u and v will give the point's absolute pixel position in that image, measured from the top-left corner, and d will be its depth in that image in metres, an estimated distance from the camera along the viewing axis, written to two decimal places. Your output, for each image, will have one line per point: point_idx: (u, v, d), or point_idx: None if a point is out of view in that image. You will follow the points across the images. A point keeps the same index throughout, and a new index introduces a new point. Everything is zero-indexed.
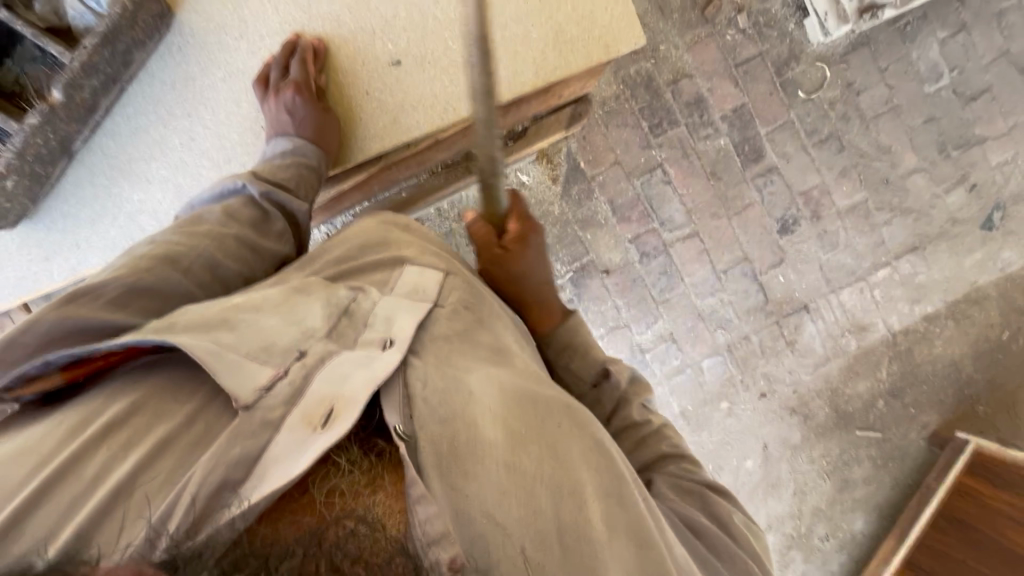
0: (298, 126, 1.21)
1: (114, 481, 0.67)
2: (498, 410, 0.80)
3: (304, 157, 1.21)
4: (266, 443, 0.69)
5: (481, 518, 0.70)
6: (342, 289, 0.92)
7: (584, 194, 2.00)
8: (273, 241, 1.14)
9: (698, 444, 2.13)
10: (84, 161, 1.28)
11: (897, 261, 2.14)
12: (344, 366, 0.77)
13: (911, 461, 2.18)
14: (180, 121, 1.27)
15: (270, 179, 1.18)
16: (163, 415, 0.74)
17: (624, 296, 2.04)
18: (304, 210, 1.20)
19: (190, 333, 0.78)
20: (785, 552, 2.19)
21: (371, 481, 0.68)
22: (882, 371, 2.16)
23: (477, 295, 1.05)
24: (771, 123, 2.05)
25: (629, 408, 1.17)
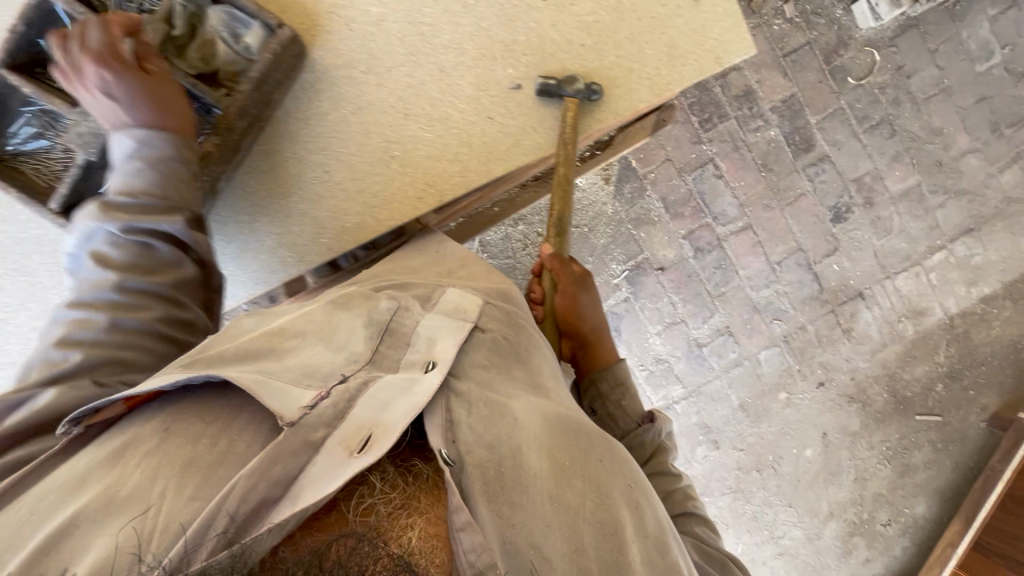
0: (131, 107, 0.95)
1: (144, 502, 0.64)
2: (545, 439, 0.82)
3: (160, 151, 0.96)
4: (305, 464, 0.68)
5: (527, 550, 0.71)
6: (381, 303, 0.93)
7: (636, 192, 2.01)
8: (170, 275, 0.96)
9: (758, 436, 2.14)
10: (222, 200, 1.18)
11: (953, 244, 2.12)
12: (387, 390, 0.77)
13: (971, 443, 2.17)
14: (315, 156, 1.17)
15: (129, 200, 0.94)
16: (191, 439, 0.71)
17: (679, 292, 2.05)
18: (180, 222, 0.97)
19: (237, 364, 0.80)
20: (848, 539, 2.19)
21: (405, 500, 0.69)
22: (939, 355, 2.15)
23: (516, 327, 1.06)
24: (820, 112, 2.04)
25: (664, 455, 1.27)
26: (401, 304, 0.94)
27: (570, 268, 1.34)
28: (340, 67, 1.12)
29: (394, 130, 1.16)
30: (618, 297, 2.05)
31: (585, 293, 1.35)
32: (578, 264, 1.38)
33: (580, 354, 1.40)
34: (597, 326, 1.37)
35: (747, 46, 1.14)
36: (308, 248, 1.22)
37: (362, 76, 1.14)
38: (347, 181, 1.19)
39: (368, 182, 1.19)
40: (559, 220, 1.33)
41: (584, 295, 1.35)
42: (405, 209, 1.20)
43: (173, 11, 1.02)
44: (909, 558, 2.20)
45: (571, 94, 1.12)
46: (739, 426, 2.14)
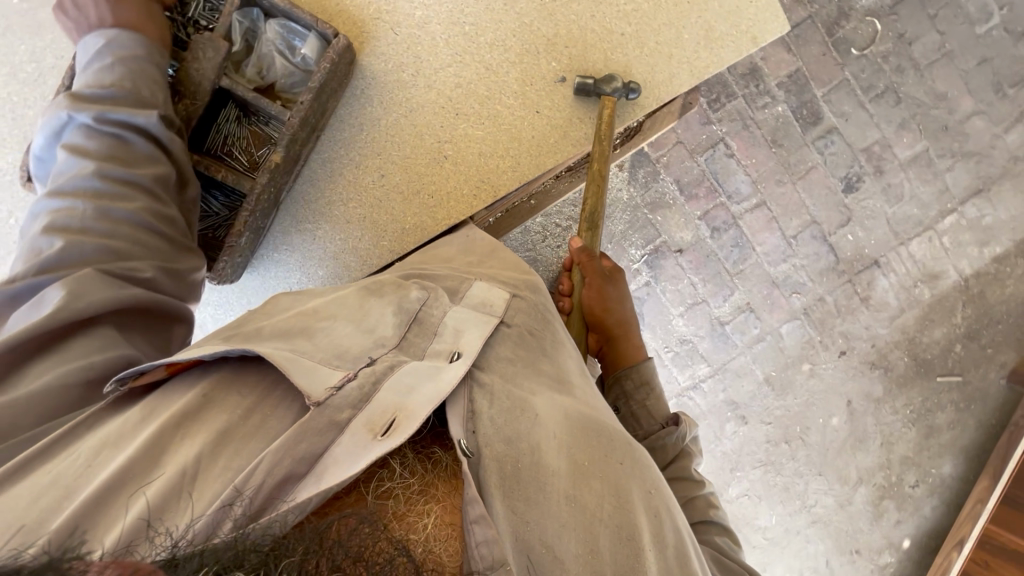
0: (115, 11, 1.09)
1: (181, 467, 0.64)
2: (564, 438, 0.83)
3: (131, 49, 1.08)
4: (329, 444, 0.67)
5: (540, 547, 0.73)
6: (411, 293, 0.92)
7: (650, 176, 2.04)
8: (147, 167, 1.04)
9: (784, 409, 2.18)
10: (288, 210, 1.36)
11: (963, 206, 2.14)
12: (412, 376, 0.76)
13: (993, 401, 2.21)
14: (371, 161, 1.36)
15: (98, 91, 1.03)
16: (229, 409, 0.71)
17: (698, 273, 2.08)
18: (154, 119, 1.05)
19: (272, 341, 0.79)
20: (878, 503, 2.24)
21: (423, 487, 0.71)
22: (956, 317, 2.19)
23: (542, 319, 1.05)
24: (826, 84, 2.06)
25: (686, 461, 1.19)
26: (429, 294, 0.93)
27: (599, 261, 1.34)
28: (389, 72, 1.33)
29: (446, 131, 1.36)
30: (639, 282, 2.08)
31: (613, 288, 1.36)
32: (608, 260, 1.39)
33: (605, 348, 1.38)
34: (624, 322, 1.36)
35: (782, 24, 1.34)
36: (367, 248, 1.38)
37: (412, 82, 1.34)
38: (406, 183, 1.37)
39: (428, 182, 1.37)
40: (594, 215, 1.33)
41: (614, 290, 1.36)
42: (461, 204, 1.38)
43: (233, 31, 1.21)
44: (938, 517, 2.24)
45: (609, 92, 1.30)
46: (765, 400, 2.17)
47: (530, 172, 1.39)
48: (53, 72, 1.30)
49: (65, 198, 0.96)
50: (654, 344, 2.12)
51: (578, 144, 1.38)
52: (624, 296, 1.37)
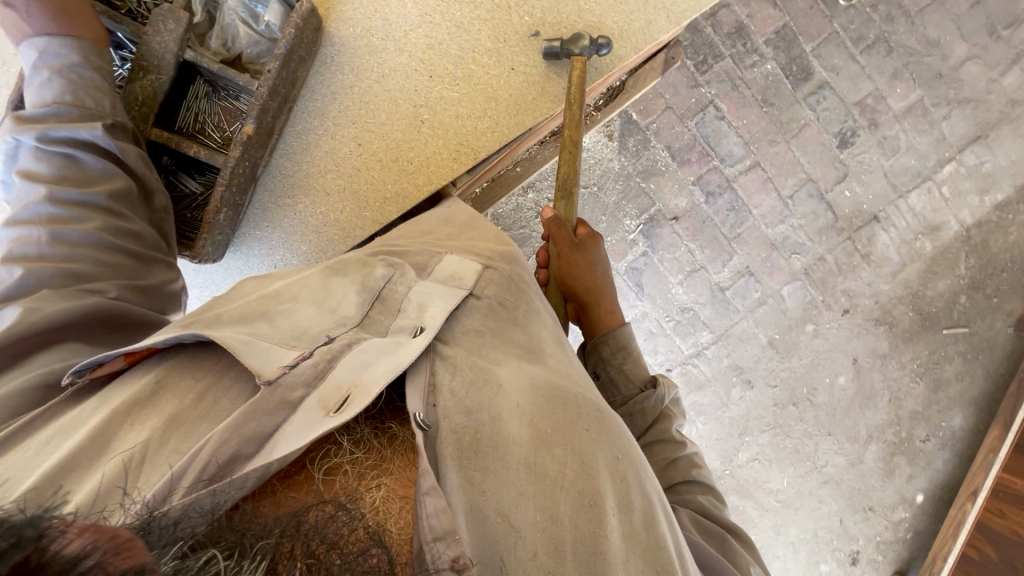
0: (29, 16, 1.04)
1: (127, 453, 0.64)
2: (527, 408, 0.83)
3: (65, 57, 1.05)
4: (282, 422, 0.68)
5: (494, 515, 0.74)
6: (377, 270, 0.91)
7: (641, 144, 2.01)
8: (102, 184, 1.02)
9: (790, 370, 2.16)
10: (267, 186, 1.35)
11: (962, 154, 2.11)
12: (367, 354, 0.77)
13: (1000, 350, 2.19)
14: (347, 129, 1.35)
15: (46, 113, 1.02)
16: (182, 394, 0.71)
17: (695, 239, 2.06)
18: (101, 131, 1.03)
19: (232, 325, 0.79)
20: (890, 459, 2.23)
21: (378, 462, 0.72)
22: (960, 268, 2.16)
23: (517, 292, 1.03)
24: (814, 38, 2.02)
25: (666, 422, 1.20)
26: (395, 270, 0.93)
27: (569, 230, 1.30)
28: (358, 37, 1.31)
29: (421, 94, 1.35)
30: (636, 253, 2.06)
31: (580, 255, 1.30)
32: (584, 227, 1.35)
33: (583, 317, 1.35)
34: (594, 286, 1.31)
35: None
36: (353, 219, 1.39)
37: (382, 44, 1.32)
38: (384, 150, 1.36)
39: (407, 149, 1.37)
40: (568, 179, 1.29)
41: (582, 258, 1.30)
42: (441, 170, 1.38)
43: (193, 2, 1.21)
44: (951, 470, 2.23)
45: (577, 52, 1.26)
46: (771, 363, 2.16)
47: (509, 132, 1.37)
48: (14, 60, 1.27)
49: (20, 225, 0.94)
50: (655, 313, 2.11)
51: (556, 102, 1.37)
52: (593, 261, 1.31)
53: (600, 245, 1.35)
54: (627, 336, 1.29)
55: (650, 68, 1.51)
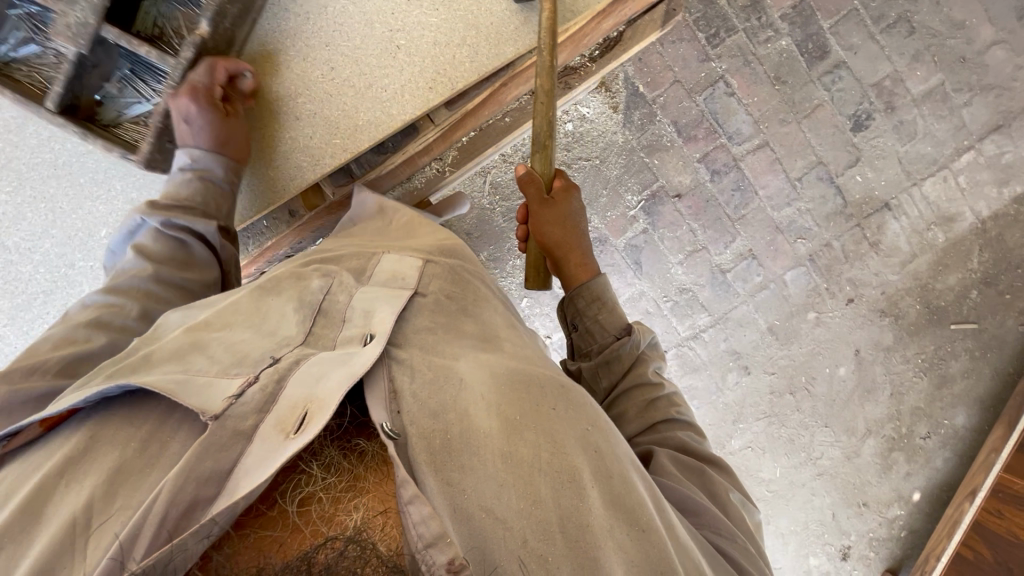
0: (197, 135, 1.22)
1: (65, 517, 0.68)
2: (491, 396, 0.85)
3: (209, 170, 1.23)
4: (239, 455, 0.71)
5: (478, 512, 0.74)
6: (314, 284, 1.00)
7: (647, 118, 1.96)
8: (199, 273, 1.19)
9: (788, 358, 2.11)
10: None
11: (982, 143, 2.02)
12: (320, 368, 0.81)
13: (1010, 349, 2.10)
14: (319, 52, 1.35)
15: (174, 204, 1.19)
16: (119, 444, 0.76)
17: (698, 218, 2.01)
18: (212, 229, 1.21)
19: (163, 365, 0.82)
20: (887, 455, 2.17)
21: (351, 482, 0.74)
22: (973, 262, 2.07)
23: (462, 284, 1.10)
24: (833, 15, 1.94)
25: (644, 366, 1.22)
26: (333, 281, 1.01)
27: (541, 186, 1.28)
28: None
29: (397, 19, 1.35)
30: (636, 229, 2.02)
31: (551, 211, 1.30)
32: (562, 178, 1.33)
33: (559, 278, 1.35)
34: (565, 241, 1.31)
35: None
36: (321, 147, 1.40)
37: None
38: (355, 75, 1.37)
39: (382, 75, 1.37)
40: (542, 136, 1.24)
41: (552, 214, 1.29)
42: (414, 98, 1.39)
43: None
44: (951, 469, 2.16)
45: None
46: (768, 349, 2.11)
47: (486, 60, 1.39)
48: None
49: (116, 294, 1.07)
50: (652, 293, 2.07)
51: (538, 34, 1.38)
52: (563, 216, 1.30)
53: (574, 201, 1.33)
54: (602, 287, 1.30)
55: (651, 19, 1.53)
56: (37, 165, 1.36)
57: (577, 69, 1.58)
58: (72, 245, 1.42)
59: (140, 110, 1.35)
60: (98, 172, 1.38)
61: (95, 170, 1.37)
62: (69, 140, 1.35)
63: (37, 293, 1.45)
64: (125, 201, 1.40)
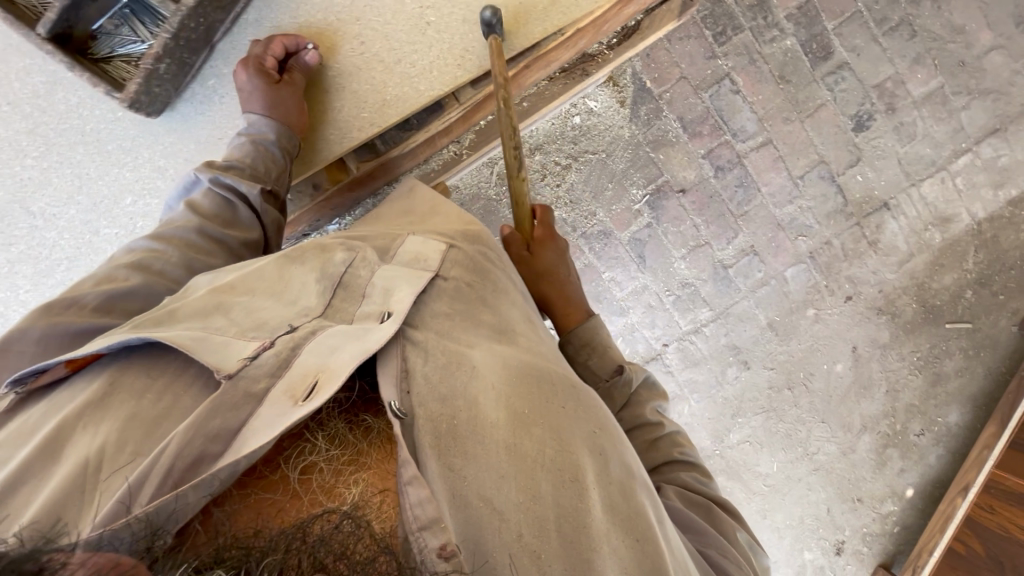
0: (250, 102, 1.28)
1: (81, 455, 0.71)
2: (501, 388, 0.84)
3: (262, 134, 1.27)
4: (247, 416, 0.73)
5: (476, 501, 0.74)
6: (337, 256, 0.98)
7: (653, 113, 1.98)
8: (242, 231, 1.18)
9: (788, 354, 2.14)
10: (222, 51, 1.36)
11: (979, 146, 2.05)
12: (335, 340, 0.81)
13: (1003, 348, 2.13)
14: (348, 28, 1.36)
15: (227, 165, 1.22)
16: (137, 394, 0.77)
17: (701, 214, 2.04)
18: (255, 192, 1.21)
19: (187, 321, 0.84)
20: (882, 451, 2.21)
21: (355, 456, 0.75)
22: (968, 263, 2.10)
23: (482, 270, 1.07)
24: (838, 16, 1.98)
25: (641, 407, 1.17)
26: (355, 255, 0.98)
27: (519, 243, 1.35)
28: None
29: None
30: (640, 224, 2.04)
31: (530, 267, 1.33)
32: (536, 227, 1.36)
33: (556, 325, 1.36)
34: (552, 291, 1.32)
35: None
36: (351, 124, 1.44)
37: None
38: (383, 52, 1.39)
39: (411, 51, 1.39)
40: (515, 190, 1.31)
41: (528, 272, 1.33)
42: (441, 75, 1.42)
43: None
44: (943, 466, 2.20)
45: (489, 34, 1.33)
46: (767, 345, 2.14)
47: (515, 42, 1.39)
48: None
49: (160, 240, 1.07)
50: (655, 287, 2.09)
51: (563, 15, 1.38)
52: (540, 271, 1.32)
53: (551, 254, 1.36)
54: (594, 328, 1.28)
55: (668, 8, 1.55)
56: (65, 131, 1.37)
57: (595, 56, 1.62)
58: (98, 213, 1.46)
59: (134, 49, 1.34)
60: (126, 139, 1.40)
61: (124, 138, 1.40)
62: (100, 107, 1.36)
63: (60, 260, 1.49)
64: (152, 167, 1.43)
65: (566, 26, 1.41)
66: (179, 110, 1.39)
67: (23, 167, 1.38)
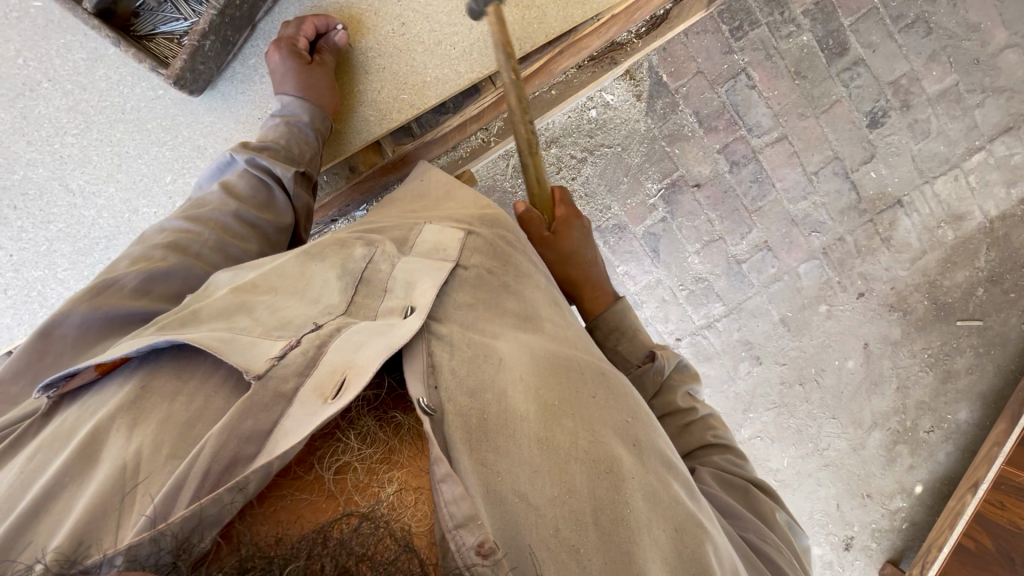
0: (283, 83, 1.28)
1: (114, 462, 0.67)
2: (530, 379, 0.82)
3: (296, 116, 1.28)
4: (279, 417, 0.70)
5: (512, 496, 0.71)
6: (356, 251, 0.93)
7: (669, 107, 1.98)
8: (276, 216, 1.18)
9: (799, 349, 2.16)
10: (264, 30, 1.37)
11: (993, 143, 2.02)
12: (361, 335, 0.78)
13: (1013, 347, 2.12)
14: (392, 8, 1.38)
15: (262, 146, 1.22)
16: (168, 397, 0.74)
17: (716, 209, 2.05)
18: (290, 175, 1.20)
19: (211, 322, 0.80)
20: (892, 448, 2.21)
21: (387, 455, 0.72)
22: (980, 260, 2.08)
23: (504, 256, 1.04)
24: (854, 12, 1.96)
25: (674, 393, 1.15)
26: (376, 250, 0.95)
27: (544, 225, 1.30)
28: None
29: None
30: (654, 218, 2.06)
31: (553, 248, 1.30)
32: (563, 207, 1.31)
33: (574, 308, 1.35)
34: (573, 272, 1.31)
35: None
36: (394, 108, 1.45)
37: None
38: (427, 34, 1.41)
39: (451, 35, 1.41)
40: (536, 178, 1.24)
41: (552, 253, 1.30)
42: (481, 58, 1.44)
43: None
44: (952, 463, 2.20)
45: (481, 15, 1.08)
46: (779, 338, 2.16)
47: (554, 24, 1.44)
48: None
49: (194, 222, 1.07)
50: (669, 281, 2.12)
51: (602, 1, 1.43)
52: (565, 254, 1.30)
53: (577, 233, 1.31)
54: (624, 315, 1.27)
55: None
56: (105, 109, 1.37)
57: (623, 45, 1.64)
58: (136, 191, 1.46)
59: (176, 27, 1.34)
60: (165, 118, 1.40)
61: (164, 116, 1.40)
62: (140, 84, 1.36)
63: (99, 239, 1.49)
64: (192, 146, 1.44)
65: (603, 12, 1.45)
66: (219, 90, 1.39)
67: (64, 145, 1.38)
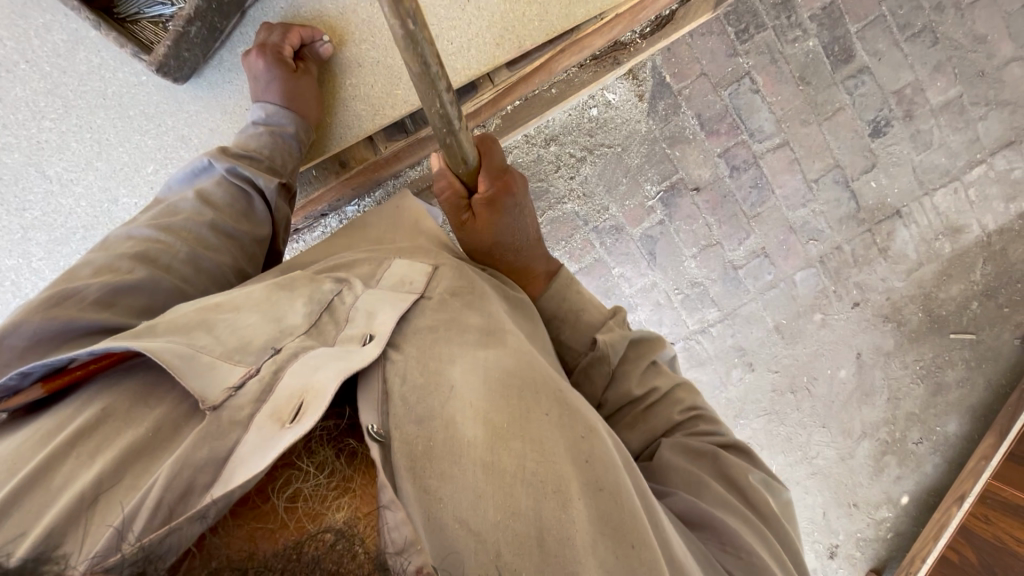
0: (267, 91, 1.26)
1: (64, 487, 0.65)
2: (481, 403, 0.78)
3: (281, 126, 1.27)
4: (235, 443, 0.68)
5: (453, 523, 0.70)
6: (325, 285, 0.93)
7: (670, 109, 1.96)
8: (252, 225, 1.16)
9: (792, 357, 2.16)
10: (255, 19, 1.33)
11: (993, 157, 2.01)
12: (319, 361, 0.76)
13: (1005, 362, 2.12)
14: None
15: (243, 154, 1.20)
16: (122, 421, 0.72)
17: (715, 213, 2.04)
18: (272, 187, 1.19)
19: (168, 336, 0.78)
20: (879, 458, 2.21)
21: (342, 483, 0.68)
22: (976, 274, 2.07)
23: (470, 278, 1.01)
24: (861, 19, 1.93)
25: (628, 379, 1.12)
26: (344, 286, 0.94)
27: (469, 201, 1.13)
28: None
29: None
30: (652, 220, 2.04)
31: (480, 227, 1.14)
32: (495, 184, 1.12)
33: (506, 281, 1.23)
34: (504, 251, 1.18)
35: None
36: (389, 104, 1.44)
37: None
38: (424, 26, 1.37)
39: (450, 28, 1.38)
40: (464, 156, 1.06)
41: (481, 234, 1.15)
42: (480, 54, 1.42)
43: None
44: (939, 475, 2.20)
45: None
46: (771, 346, 2.15)
47: (555, 21, 1.42)
48: None
49: (165, 233, 1.04)
50: (665, 284, 2.10)
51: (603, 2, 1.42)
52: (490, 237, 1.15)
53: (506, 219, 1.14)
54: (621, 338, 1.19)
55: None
56: (85, 93, 1.34)
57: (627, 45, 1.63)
58: (117, 179, 1.42)
59: (162, 11, 1.29)
60: (149, 106, 1.37)
61: (147, 104, 1.37)
62: (123, 69, 1.33)
63: (76, 228, 1.45)
64: (176, 136, 1.40)
65: (607, 12, 1.45)
66: (207, 76, 1.36)
67: (41, 130, 1.34)
